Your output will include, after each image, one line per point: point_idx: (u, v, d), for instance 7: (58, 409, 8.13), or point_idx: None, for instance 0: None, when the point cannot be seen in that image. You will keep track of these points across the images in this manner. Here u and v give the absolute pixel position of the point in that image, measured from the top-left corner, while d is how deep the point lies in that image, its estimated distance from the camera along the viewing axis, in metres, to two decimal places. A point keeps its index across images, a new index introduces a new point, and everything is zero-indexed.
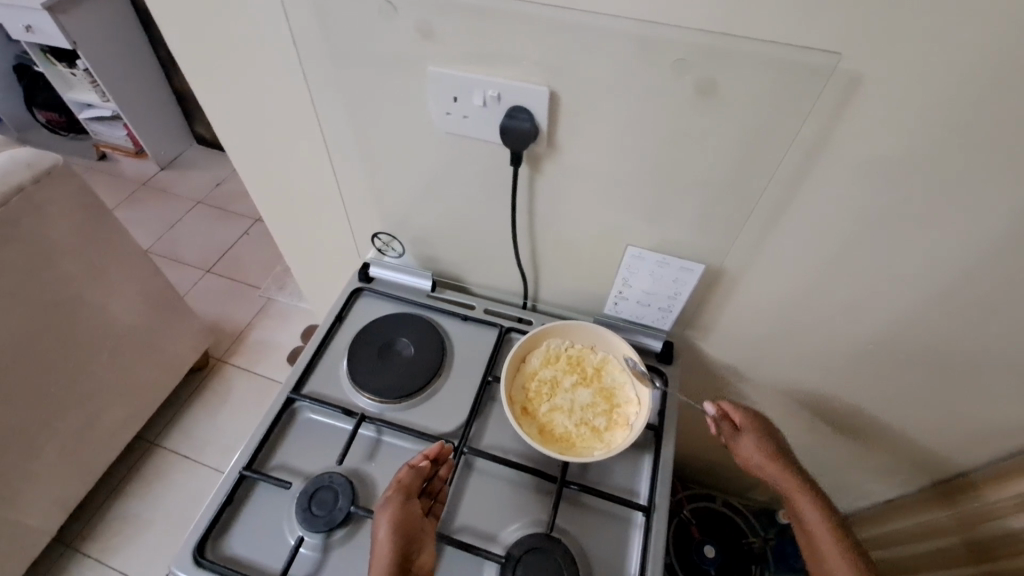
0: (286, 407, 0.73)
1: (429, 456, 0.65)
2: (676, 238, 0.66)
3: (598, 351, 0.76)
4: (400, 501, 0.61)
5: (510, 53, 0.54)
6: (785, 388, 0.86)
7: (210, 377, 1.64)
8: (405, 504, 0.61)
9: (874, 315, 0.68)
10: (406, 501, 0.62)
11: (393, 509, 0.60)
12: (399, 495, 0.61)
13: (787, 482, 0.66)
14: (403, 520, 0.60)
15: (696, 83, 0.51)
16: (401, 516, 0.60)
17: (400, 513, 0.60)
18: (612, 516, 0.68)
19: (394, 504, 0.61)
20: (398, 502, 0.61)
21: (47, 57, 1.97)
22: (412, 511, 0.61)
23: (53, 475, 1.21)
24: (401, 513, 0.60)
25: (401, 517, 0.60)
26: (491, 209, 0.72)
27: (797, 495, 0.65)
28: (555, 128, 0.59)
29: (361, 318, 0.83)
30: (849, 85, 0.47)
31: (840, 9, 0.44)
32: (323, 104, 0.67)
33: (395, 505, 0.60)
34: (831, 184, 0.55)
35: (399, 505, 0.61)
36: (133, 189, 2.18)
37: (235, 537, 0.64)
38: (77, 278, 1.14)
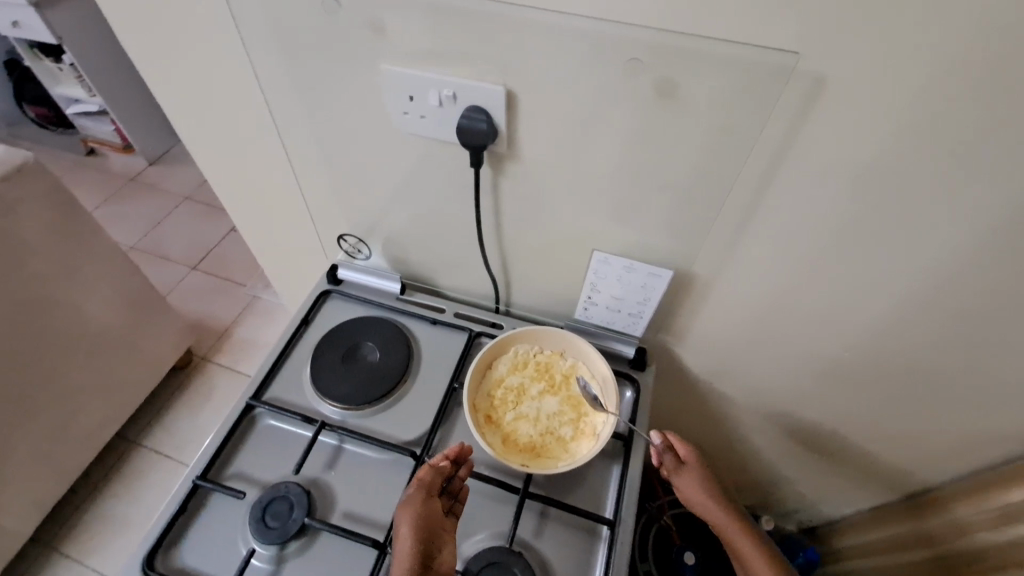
0: (245, 414, 0.72)
1: (449, 455, 0.63)
2: (644, 242, 0.63)
3: (567, 358, 0.74)
4: (422, 498, 0.59)
5: (463, 51, 0.51)
6: (763, 394, 0.84)
7: (194, 376, 1.63)
8: (426, 502, 0.59)
9: (851, 322, 0.66)
10: (427, 498, 0.60)
11: (415, 506, 0.59)
12: (421, 492, 0.60)
13: (728, 522, 0.64)
14: (424, 517, 0.58)
15: (653, 84, 0.48)
16: (422, 514, 0.58)
17: (421, 511, 0.58)
18: (576, 528, 0.66)
19: (415, 502, 0.59)
20: (419, 499, 0.59)
21: (34, 52, 1.95)
22: (433, 510, 0.59)
23: (28, 475, 1.19)
24: (422, 511, 0.58)
25: (421, 515, 0.58)
26: (457, 211, 0.70)
27: (738, 536, 0.64)
28: (515, 129, 0.56)
29: (328, 322, 0.81)
30: (813, 86, 0.45)
31: (800, 6, 0.41)
32: (280, 102, 0.64)
33: (416, 502, 0.59)
34: (799, 187, 0.53)
35: (420, 502, 0.59)
36: (121, 185, 2.16)
37: (186, 548, 0.63)
38: (49, 277, 1.12)
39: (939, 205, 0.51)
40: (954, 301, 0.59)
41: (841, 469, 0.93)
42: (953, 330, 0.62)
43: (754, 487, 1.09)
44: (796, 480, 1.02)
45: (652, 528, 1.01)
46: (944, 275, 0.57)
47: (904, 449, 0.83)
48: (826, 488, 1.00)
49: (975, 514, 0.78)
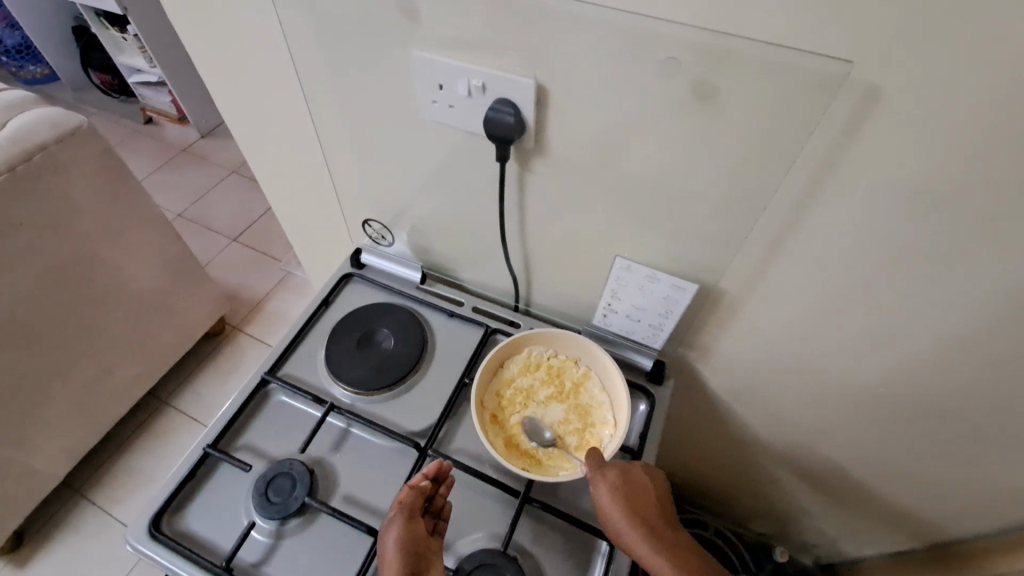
0: (259, 388, 0.73)
1: (428, 475, 0.61)
2: (670, 252, 0.61)
3: (581, 365, 0.71)
4: (404, 522, 0.57)
5: (495, 40, 0.50)
6: (786, 421, 0.80)
7: (224, 344, 1.68)
8: (410, 525, 0.58)
9: (888, 355, 0.62)
10: (410, 521, 0.58)
11: (398, 530, 0.57)
12: (403, 516, 0.58)
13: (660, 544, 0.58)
14: (410, 542, 0.56)
15: (690, 86, 0.46)
16: (407, 539, 0.56)
17: (405, 534, 0.57)
18: (576, 540, 0.64)
19: (398, 526, 0.57)
20: (402, 523, 0.57)
21: (101, 21, 2.04)
22: (418, 533, 0.57)
23: (64, 424, 1.26)
24: (407, 535, 0.57)
25: (407, 539, 0.56)
26: (481, 205, 0.69)
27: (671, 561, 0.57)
28: (543, 125, 0.55)
29: (347, 305, 0.82)
30: (867, 98, 0.42)
31: (858, 9, 0.38)
32: (314, 83, 0.64)
33: (399, 527, 0.57)
34: (842, 207, 0.49)
35: (404, 525, 0.57)
36: (173, 154, 2.24)
37: (192, 514, 0.64)
38: (95, 237, 1.17)
39: (998, 239, 0.46)
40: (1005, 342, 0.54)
41: (865, 507, 0.88)
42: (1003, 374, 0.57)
43: (770, 515, 1.05)
44: (815, 514, 0.97)
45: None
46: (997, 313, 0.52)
47: (936, 494, 0.78)
48: (847, 525, 0.95)
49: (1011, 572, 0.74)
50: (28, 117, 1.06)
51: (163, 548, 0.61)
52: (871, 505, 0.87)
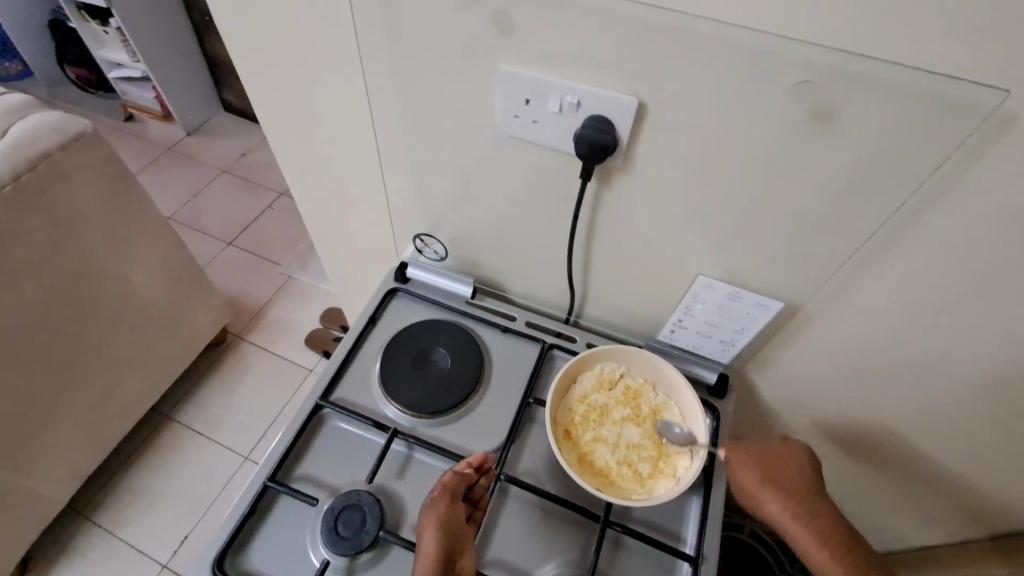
0: (314, 414, 0.69)
1: (473, 463, 0.64)
2: (751, 270, 0.60)
3: (658, 390, 0.70)
4: (446, 504, 0.60)
5: (597, 56, 0.48)
6: (839, 430, 0.80)
7: (228, 353, 1.62)
8: (450, 508, 0.60)
9: (964, 370, 0.62)
10: (451, 504, 0.60)
11: (439, 510, 0.59)
12: (445, 497, 0.60)
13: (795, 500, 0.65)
14: (447, 523, 0.59)
15: (814, 109, 0.44)
16: (445, 519, 0.59)
17: (445, 516, 0.59)
18: (655, 562, 0.63)
19: (439, 506, 0.60)
20: (443, 504, 0.60)
21: (80, 13, 1.93)
22: (457, 515, 0.60)
23: (68, 445, 1.19)
24: (444, 515, 0.59)
25: (446, 521, 0.59)
26: (546, 220, 0.67)
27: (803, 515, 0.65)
28: (636, 142, 0.53)
29: (395, 321, 0.79)
30: (999, 124, 0.41)
31: (1011, 38, 0.37)
32: (377, 94, 0.61)
33: (441, 507, 0.59)
34: (948, 228, 0.49)
35: (444, 507, 0.59)
36: (159, 154, 2.14)
37: (255, 551, 0.61)
38: (101, 249, 1.10)
39: None
40: None
41: (908, 511, 0.89)
42: None
43: None
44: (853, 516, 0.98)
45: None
46: None
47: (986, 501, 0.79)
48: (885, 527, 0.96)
49: None
50: (29, 122, 0.99)
51: None
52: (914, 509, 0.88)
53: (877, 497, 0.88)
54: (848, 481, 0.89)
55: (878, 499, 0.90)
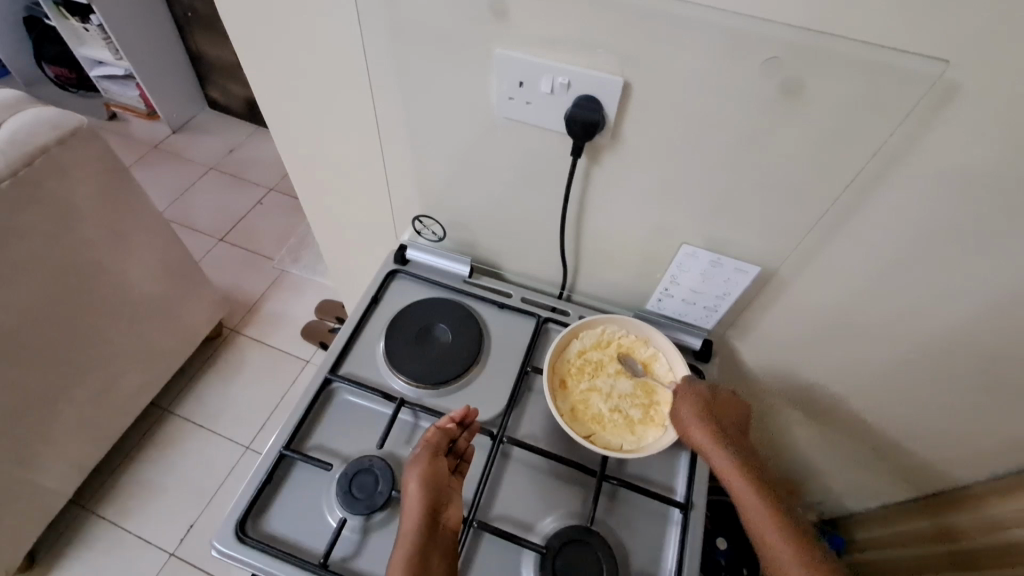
0: (323, 388, 0.73)
1: (455, 418, 0.66)
2: (731, 238, 0.65)
3: (649, 345, 0.75)
4: (428, 459, 0.62)
5: (585, 40, 0.52)
6: (817, 391, 0.86)
7: (224, 347, 1.64)
8: (433, 463, 0.63)
9: (925, 327, 0.68)
10: (433, 459, 0.63)
11: (422, 466, 0.62)
12: (427, 453, 0.63)
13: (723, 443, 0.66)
14: (431, 477, 0.61)
15: (783, 84, 0.49)
16: (429, 473, 0.61)
17: (428, 470, 0.62)
18: (650, 511, 0.68)
19: (422, 462, 0.62)
20: (426, 460, 0.62)
21: (59, 10, 1.91)
22: (440, 469, 0.62)
23: (71, 438, 1.21)
24: (428, 470, 0.62)
25: (430, 475, 0.61)
26: (539, 198, 0.71)
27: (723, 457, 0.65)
28: (621, 120, 0.57)
29: (397, 300, 0.82)
30: (946, 94, 0.46)
31: (949, 16, 0.42)
32: (378, 81, 0.65)
33: (424, 463, 0.62)
34: (903, 192, 0.54)
35: (427, 462, 0.62)
36: (145, 152, 2.14)
37: (275, 515, 0.64)
38: (98, 243, 1.12)
39: None
40: None
41: (882, 467, 0.96)
42: None
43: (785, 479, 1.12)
44: (830, 474, 1.05)
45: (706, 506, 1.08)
46: None
47: (947, 451, 0.85)
48: (860, 483, 1.03)
49: (1007, 511, 0.80)
50: (24, 118, 1.00)
51: (254, 551, 0.61)
52: (886, 463, 0.94)
53: (853, 452, 0.95)
54: (826, 439, 0.96)
55: (853, 456, 0.97)
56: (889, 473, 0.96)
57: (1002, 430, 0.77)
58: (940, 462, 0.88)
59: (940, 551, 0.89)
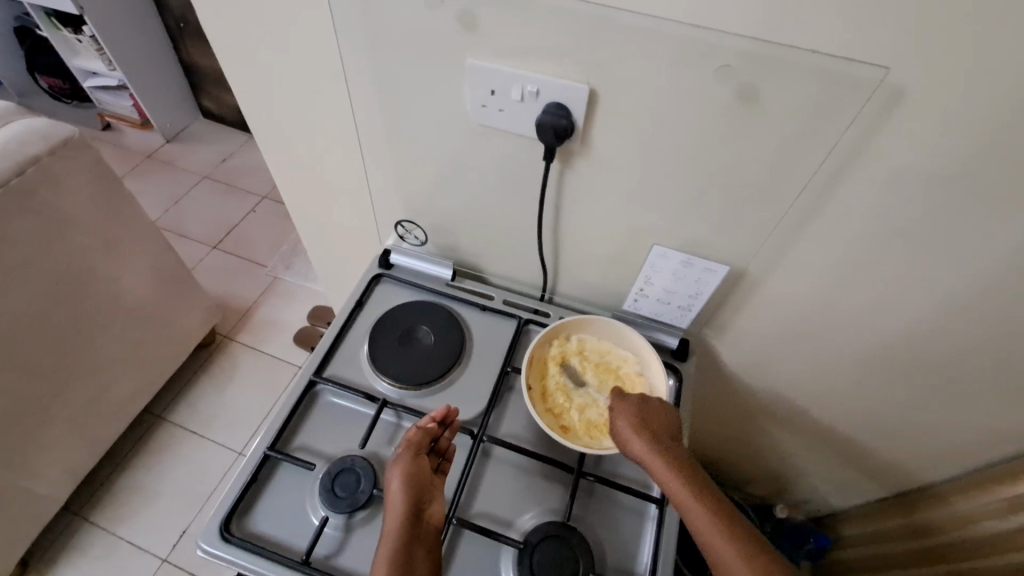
0: (308, 389, 0.75)
1: (436, 417, 0.68)
2: (701, 239, 0.67)
3: (572, 337, 0.77)
4: (411, 457, 0.64)
5: (551, 49, 0.54)
6: (795, 389, 0.88)
7: (217, 354, 1.65)
8: (415, 461, 0.64)
9: (892, 323, 0.70)
10: (416, 457, 0.64)
11: (404, 464, 0.63)
12: (409, 452, 0.64)
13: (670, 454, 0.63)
14: (413, 475, 0.63)
15: (739, 89, 0.51)
16: (411, 471, 0.63)
17: (410, 468, 0.63)
18: (626, 507, 0.70)
19: (404, 460, 0.63)
20: (408, 459, 0.64)
21: (52, 21, 1.93)
22: (422, 467, 0.64)
23: (64, 444, 1.22)
24: (411, 468, 0.63)
25: (412, 473, 0.63)
26: (516, 202, 0.73)
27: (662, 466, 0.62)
28: (591, 126, 0.59)
29: (381, 304, 0.84)
30: (893, 98, 0.48)
31: (889, 24, 0.45)
32: (358, 90, 0.67)
33: (406, 461, 0.63)
34: (862, 192, 0.56)
35: (409, 461, 0.63)
36: (138, 161, 2.15)
37: (260, 515, 0.66)
38: (90, 251, 1.13)
39: (998, 216, 0.54)
40: (999, 305, 0.62)
41: (862, 463, 0.97)
42: (991, 334, 0.66)
43: (769, 476, 1.14)
44: (813, 471, 1.06)
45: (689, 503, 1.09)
46: (992, 281, 0.60)
47: (920, 446, 0.87)
48: (841, 479, 1.04)
49: (980, 505, 0.83)
50: (15, 128, 1.02)
51: (239, 550, 0.62)
52: (865, 459, 0.96)
53: (833, 448, 0.97)
54: (807, 437, 0.97)
55: (834, 453, 0.98)
56: (870, 469, 0.98)
57: (973, 424, 0.79)
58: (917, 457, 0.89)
59: (924, 546, 0.91)
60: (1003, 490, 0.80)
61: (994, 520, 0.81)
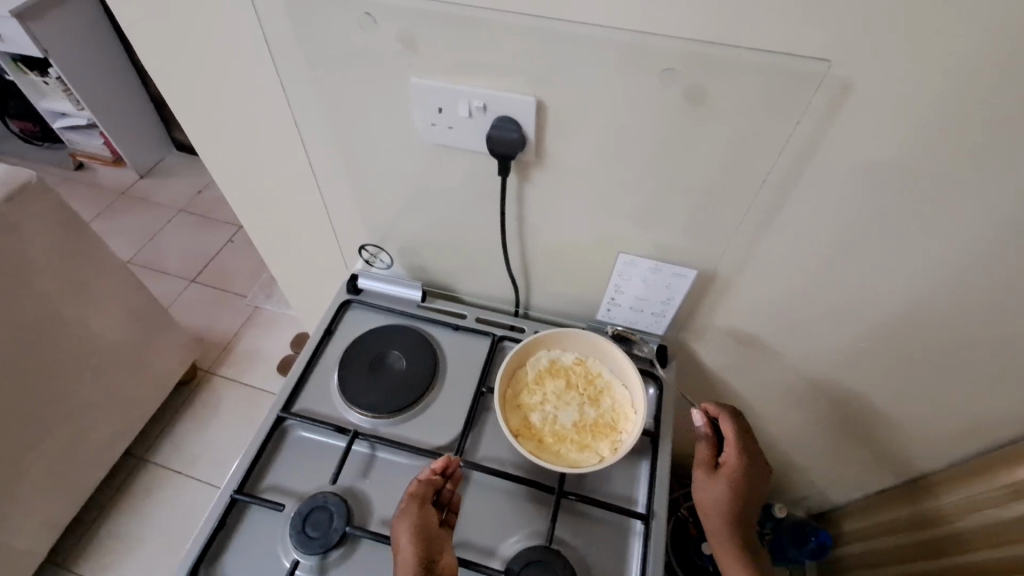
0: (277, 426, 0.72)
1: (437, 468, 0.65)
2: (668, 244, 0.66)
3: (518, 385, 0.72)
4: (416, 510, 0.61)
5: (496, 64, 0.53)
6: (780, 387, 0.86)
7: (199, 389, 1.62)
8: (421, 513, 0.61)
9: (869, 316, 0.69)
10: (421, 510, 0.61)
11: (409, 520, 0.60)
12: (413, 505, 0.61)
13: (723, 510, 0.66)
14: (420, 528, 0.59)
15: (687, 90, 0.50)
16: (418, 524, 0.60)
17: (416, 522, 0.60)
18: (611, 524, 0.67)
19: (409, 515, 0.60)
20: (413, 511, 0.60)
21: (17, 65, 1.90)
22: (428, 519, 0.61)
23: (39, 496, 1.18)
24: (417, 523, 0.60)
25: (418, 526, 0.59)
26: (480, 217, 0.71)
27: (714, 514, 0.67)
28: (543, 137, 0.58)
29: (351, 330, 0.82)
30: (840, 89, 0.48)
31: (825, 16, 0.44)
32: (305, 116, 0.65)
33: (411, 515, 0.60)
34: (822, 184, 0.55)
35: (414, 514, 0.60)
36: (113, 199, 2.13)
37: (228, 561, 0.63)
38: (55, 296, 1.10)
39: (960, 200, 0.53)
40: (972, 288, 0.61)
41: (857, 457, 0.96)
42: (971, 317, 0.64)
43: (767, 476, 1.12)
44: (809, 468, 1.04)
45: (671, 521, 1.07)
46: (964, 264, 0.59)
47: (910, 435, 0.86)
48: (839, 473, 1.02)
49: (982, 492, 0.81)
50: None
51: None
52: (859, 453, 0.94)
53: (825, 443, 0.96)
54: (799, 433, 0.96)
55: (828, 447, 0.96)
56: (866, 463, 0.96)
57: (959, 410, 0.78)
58: (907, 448, 0.89)
59: (923, 537, 0.90)
60: (1004, 475, 0.78)
61: (996, 509, 0.79)
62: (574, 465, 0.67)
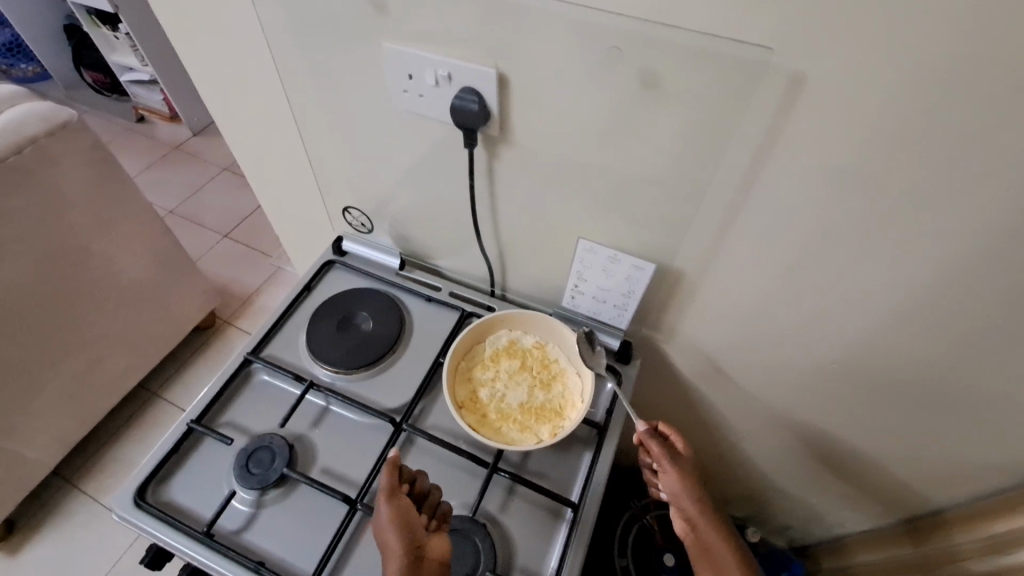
0: (242, 367, 0.76)
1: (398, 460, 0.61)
2: (632, 236, 0.65)
3: (472, 360, 0.73)
4: (390, 503, 0.57)
5: (459, 34, 0.54)
6: (754, 402, 0.84)
7: (215, 337, 1.71)
8: (398, 504, 0.58)
9: (841, 335, 0.66)
10: (396, 500, 0.58)
11: (386, 515, 0.57)
12: (386, 499, 0.58)
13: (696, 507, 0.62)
14: (400, 520, 0.56)
15: (640, 74, 0.50)
16: (396, 516, 0.56)
17: (394, 513, 0.57)
18: (542, 508, 0.67)
19: (385, 508, 0.57)
20: (388, 504, 0.57)
21: (92, 19, 2.07)
22: (405, 509, 0.57)
23: (54, 411, 1.28)
24: (395, 515, 0.56)
25: (397, 518, 0.56)
26: (453, 191, 0.72)
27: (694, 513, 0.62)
28: (506, 112, 0.58)
29: (329, 289, 0.85)
30: (794, 84, 0.46)
31: (775, 3, 0.43)
32: (290, 76, 0.68)
33: (387, 509, 0.57)
34: (784, 183, 0.53)
35: (389, 506, 0.57)
36: (165, 152, 2.27)
37: (176, 486, 0.67)
38: (85, 229, 1.19)
39: (931, 215, 0.50)
40: (953, 309, 0.57)
41: (835, 488, 0.91)
42: (950, 342, 0.61)
43: (746, 497, 1.08)
44: (789, 494, 1.00)
45: (634, 527, 1.00)
46: (939, 284, 0.55)
47: (890, 469, 0.82)
48: (820, 504, 0.98)
49: (968, 542, 0.77)
50: (21, 110, 1.09)
51: (148, 516, 0.64)
52: (839, 483, 0.90)
53: (802, 468, 0.92)
54: (776, 455, 0.92)
55: (807, 473, 0.92)
56: (846, 496, 0.92)
57: (941, 449, 0.74)
58: (887, 483, 0.84)
59: None
60: (982, 527, 0.75)
61: (975, 561, 0.75)
62: (511, 443, 0.67)
